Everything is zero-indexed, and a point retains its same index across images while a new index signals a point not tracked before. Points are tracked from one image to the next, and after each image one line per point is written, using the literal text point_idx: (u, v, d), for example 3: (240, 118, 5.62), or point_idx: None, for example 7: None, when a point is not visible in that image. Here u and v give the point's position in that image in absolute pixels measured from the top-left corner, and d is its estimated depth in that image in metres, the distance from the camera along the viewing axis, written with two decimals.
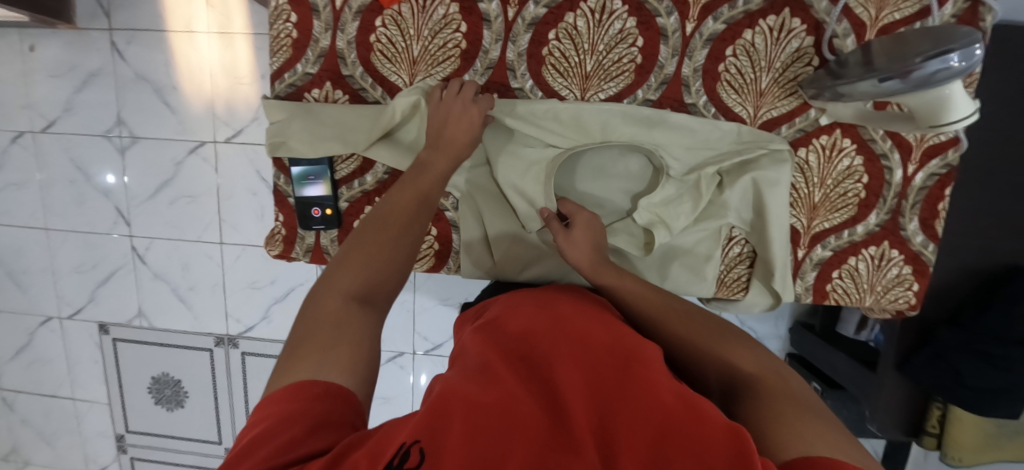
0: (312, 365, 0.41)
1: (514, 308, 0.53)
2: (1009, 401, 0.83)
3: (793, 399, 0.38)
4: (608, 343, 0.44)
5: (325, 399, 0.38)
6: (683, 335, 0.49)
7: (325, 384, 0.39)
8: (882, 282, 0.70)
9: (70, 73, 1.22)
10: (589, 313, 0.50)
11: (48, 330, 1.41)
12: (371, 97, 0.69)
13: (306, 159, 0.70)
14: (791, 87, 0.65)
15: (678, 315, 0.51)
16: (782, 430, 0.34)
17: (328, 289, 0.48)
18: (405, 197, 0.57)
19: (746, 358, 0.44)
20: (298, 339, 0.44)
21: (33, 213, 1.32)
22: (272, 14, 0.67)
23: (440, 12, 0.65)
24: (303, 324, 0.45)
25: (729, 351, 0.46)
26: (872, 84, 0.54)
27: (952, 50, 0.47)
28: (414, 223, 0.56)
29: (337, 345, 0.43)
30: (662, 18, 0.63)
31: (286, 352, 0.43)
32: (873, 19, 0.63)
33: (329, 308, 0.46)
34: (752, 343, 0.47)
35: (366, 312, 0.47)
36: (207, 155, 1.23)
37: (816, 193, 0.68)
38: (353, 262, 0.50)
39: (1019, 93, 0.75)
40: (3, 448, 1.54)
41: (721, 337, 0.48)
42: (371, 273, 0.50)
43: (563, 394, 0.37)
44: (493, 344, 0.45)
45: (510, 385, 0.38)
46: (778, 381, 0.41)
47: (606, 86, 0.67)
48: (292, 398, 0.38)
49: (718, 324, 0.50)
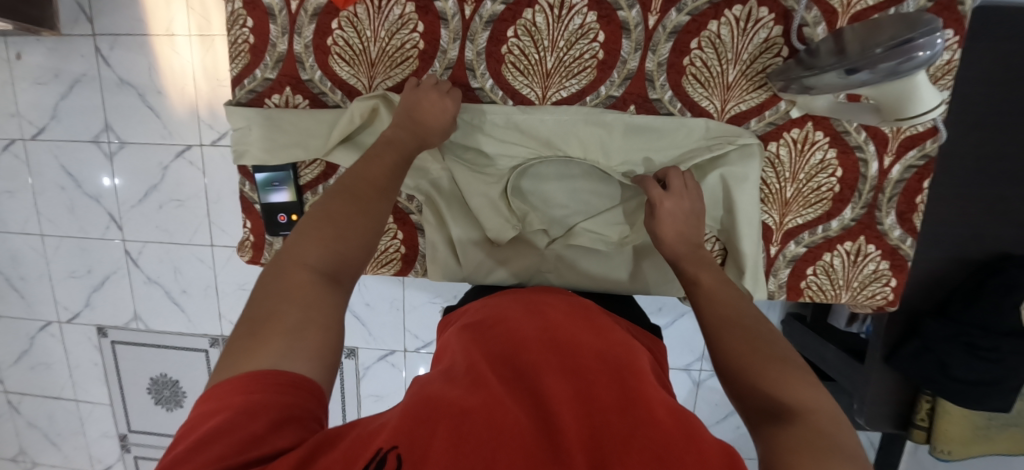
0: (274, 352, 0.37)
1: (503, 315, 0.52)
2: (998, 394, 0.81)
3: (841, 447, 0.30)
4: (595, 354, 0.44)
5: (285, 392, 0.35)
6: (729, 355, 0.42)
7: (291, 374, 0.37)
8: (858, 277, 0.68)
9: (56, 80, 1.23)
10: (577, 321, 0.50)
11: (47, 334, 1.44)
12: (331, 101, 0.68)
13: (269, 165, 0.69)
14: (759, 80, 0.63)
15: (738, 330, 0.43)
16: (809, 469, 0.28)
17: (293, 259, 0.43)
18: (374, 169, 0.53)
19: (802, 393, 0.36)
20: (258, 318, 0.40)
21: (27, 220, 1.34)
22: (229, 19, 0.66)
23: (396, 12, 0.63)
24: (264, 302, 0.41)
25: (785, 382, 0.37)
26: (838, 76, 0.52)
27: (914, 39, 0.45)
28: (385, 194, 0.51)
29: (305, 329, 0.39)
30: (624, 11, 0.61)
31: (243, 332, 0.39)
32: (845, 5, 0.60)
33: (294, 284, 0.42)
34: (815, 379, 0.38)
35: (335, 291, 0.44)
36: (193, 159, 1.23)
37: (788, 188, 0.66)
38: (319, 232, 0.45)
39: (1007, 75, 0.72)
40: (11, 449, 1.59)
41: (782, 364, 0.39)
42: (340, 246, 0.45)
43: (552, 405, 0.37)
44: (481, 352, 0.45)
45: (498, 394, 0.37)
46: (830, 421, 0.33)
47: (568, 84, 0.65)
48: (252, 388, 0.35)
49: (781, 350, 0.41)
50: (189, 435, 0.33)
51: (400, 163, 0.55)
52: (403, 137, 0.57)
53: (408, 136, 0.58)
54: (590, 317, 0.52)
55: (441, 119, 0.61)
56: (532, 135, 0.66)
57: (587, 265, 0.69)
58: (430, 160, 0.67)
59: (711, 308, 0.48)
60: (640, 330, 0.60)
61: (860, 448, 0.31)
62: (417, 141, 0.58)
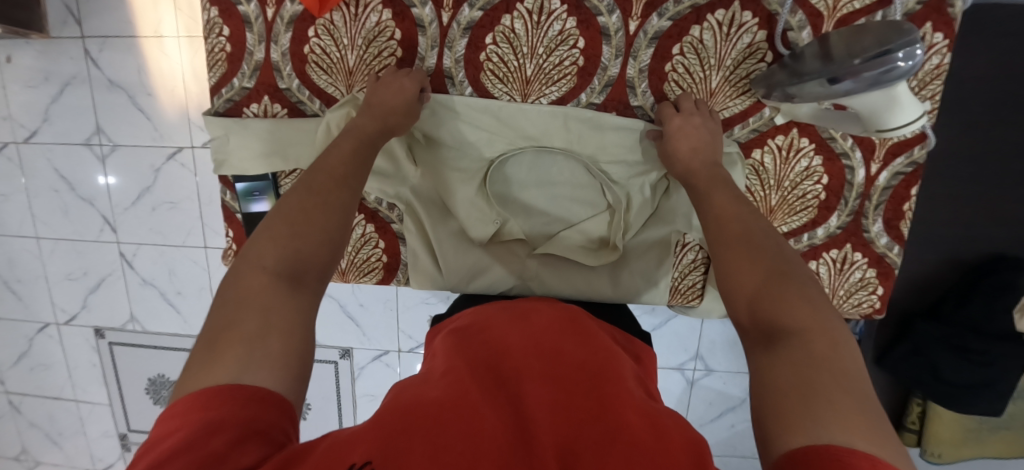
0: (234, 362, 0.35)
1: (489, 323, 0.51)
2: (990, 397, 0.80)
3: (840, 378, 0.32)
4: (578, 361, 0.44)
5: (250, 404, 0.33)
6: (735, 286, 0.42)
7: (251, 386, 0.34)
8: (844, 286, 0.68)
9: (45, 83, 1.21)
10: (561, 327, 0.50)
11: (46, 336, 1.45)
12: (309, 110, 0.67)
13: (250, 175, 0.68)
14: (743, 86, 0.62)
15: (748, 249, 0.44)
16: (797, 421, 0.30)
17: (250, 264, 0.42)
18: (331, 165, 0.52)
19: (799, 314, 0.36)
20: (216, 330, 0.38)
21: (22, 223, 1.34)
22: (206, 27, 0.65)
23: (372, 19, 0.62)
24: (222, 312, 0.39)
25: (784, 304, 0.38)
26: (819, 85, 0.51)
27: (892, 51, 0.45)
28: (344, 187, 0.51)
29: (266, 334, 0.38)
30: (604, 16, 0.60)
31: (203, 345, 0.37)
32: (831, 9, 0.58)
33: (252, 288, 0.40)
34: (819, 295, 0.38)
35: (297, 293, 0.42)
36: (184, 161, 1.22)
37: (773, 196, 0.65)
38: (276, 234, 0.44)
39: (1002, 75, 0.70)
40: (14, 448, 1.61)
41: (785, 281, 0.39)
42: (299, 244, 0.44)
43: (531, 414, 0.37)
44: (464, 356, 0.44)
45: (478, 400, 0.37)
46: (827, 344, 0.34)
47: (548, 91, 0.64)
48: (210, 403, 0.32)
49: (787, 268, 0.41)
50: (144, 457, 0.30)
51: (360, 149, 0.55)
52: (365, 123, 0.57)
53: (372, 122, 0.57)
54: (575, 324, 0.52)
55: (413, 109, 0.60)
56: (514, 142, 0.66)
57: (568, 272, 0.68)
58: (408, 167, 0.68)
59: (717, 227, 0.48)
60: (626, 336, 0.59)
61: (857, 371, 0.33)
62: (379, 123, 0.58)
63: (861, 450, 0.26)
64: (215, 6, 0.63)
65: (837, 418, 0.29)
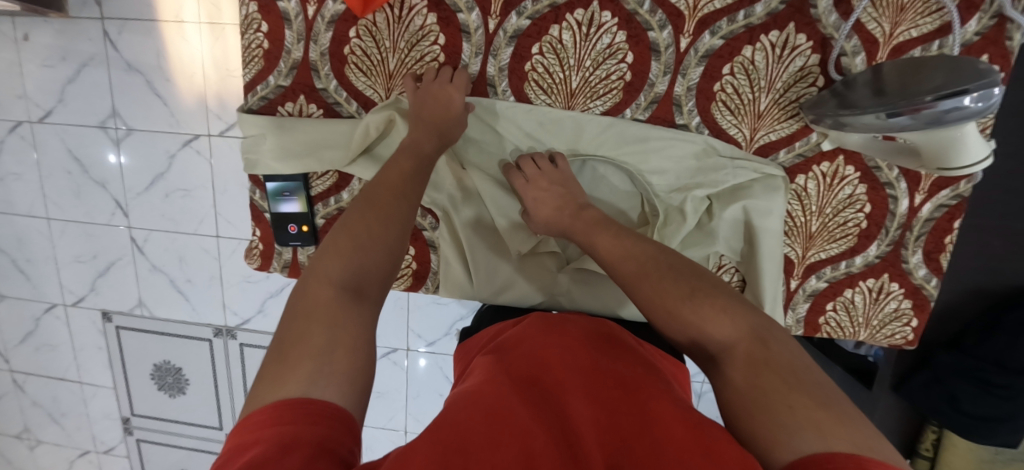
0: (303, 378, 0.34)
1: (523, 335, 0.50)
2: (1007, 431, 0.78)
3: (795, 378, 0.34)
4: (618, 376, 0.43)
5: (319, 422, 0.31)
6: (650, 301, 0.43)
7: (321, 403, 0.32)
8: (879, 316, 0.67)
9: (62, 63, 1.11)
10: (599, 341, 0.48)
11: (53, 317, 1.38)
12: (346, 111, 0.66)
13: (281, 175, 0.67)
14: (792, 109, 0.61)
15: (650, 277, 0.44)
16: (778, 437, 0.31)
17: (317, 277, 0.42)
18: (392, 176, 0.52)
19: (719, 323, 0.39)
20: (284, 344, 0.37)
21: (33, 204, 1.25)
22: (243, 23, 0.64)
23: (416, 23, 0.61)
24: (289, 329, 0.38)
25: (700, 315, 0.40)
26: (877, 118, 0.50)
27: (968, 91, 0.43)
28: (402, 200, 0.50)
29: (334, 349, 0.36)
30: (654, 32, 0.59)
31: (273, 357, 0.36)
32: (887, 36, 0.57)
33: (316, 304, 0.39)
34: (730, 297, 0.41)
35: (358, 308, 0.41)
36: (200, 149, 1.13)
37: (813, 222, 0.64)
38: (340, 246, 0.44)
39: None
40: (17, 426, 1.57)
41: (695, 294, 0.41)
42: (362, 256, 0.44)
43: (574, 429, 0.36)
44: (502, 372, 0.43)
45: (522, 420, 0.36)
46: (759, 348, 0.37)
47: (592, 105, 0.63)
48: (285, 419, 0.30)
49: (695, 271, 0.44)
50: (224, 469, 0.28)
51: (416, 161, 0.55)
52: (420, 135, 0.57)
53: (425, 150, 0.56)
54: (612, 336, 0.51)
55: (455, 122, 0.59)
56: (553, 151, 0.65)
57: (597, 289, 0.67)
58: (446, 174, 0.66)
59: (617, 263, 0.48)
60: (667, 356, 0.57)
61: (795, 363, 0.36)
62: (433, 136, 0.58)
63: (843, 452, 0.28)
64: (255, 1, 0.62)
65: (809, 425, 0.30)
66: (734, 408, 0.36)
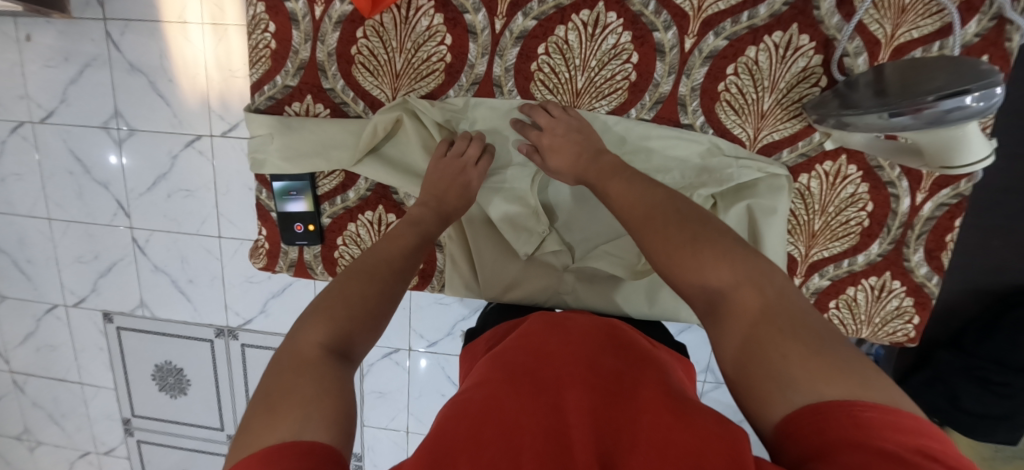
0: (291, 422, 0.33)
1: (527, 331, 0.52)
2: (1009, 429, 0.80)
3: (792, 323, 0.34)
4: (614, 368, 0.44)
5: (304, 457, 0.30)
6: (654, 249, 0.42)
7: (308, 442, 0.32)
8: (881, 313, 0.68)
9: (64, 63, 1.11)
10: (599, 335, 0.50)
11: (54, 317, 1.38)
12: (352, 111, 0.66)
13: (288, 174, 0.68)
14: (794, 109, 0.61)
15: (651, 225, 0.43)
16: (772, 391, 0.32)
17: (302, 340, 0.40)
18: (382, 244, 0.52)
19: (721, 271, 0.38)
20: (271, 394, 0.36)
21: (34, 204, 1.25)
22: (251, 23, 0.64)
23: (423, 23, 0.61)
24: (275, 382, 0.37)
25: (701, 263, 0.39)
26: (879, 118, 0.50)
27: (970, 90, 0.44)
28: (400, 277, 0.50)
29: (319, 401, 0.35)
30: (659, 32, 0.59)
31: (257, 408, 0.35)
32: (889, 37, 0.58)
33: (301, 361, 0.38)
34: (732, 240, 0.40)
35: (344, 369, 0.39)
36: (203, 149, 1.13)
37: (816, 221, 0.65)
38: (332, 313, 0.42)
39: None
40: (16, 427, 1.57)
41: (694, 240, 0.40)
42: (352, 320, 0.43)
43: (569, 417, 0.37)
44: (499, 368, 0.44)
45: (512, 415, 0.37)
46: (756, 295, 0.36)
47: (598, 105, 0.63)
48: (270, 461, 0.29)
49: (702, 217, 0.42)
50: None
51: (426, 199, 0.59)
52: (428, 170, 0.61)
53: (428, 211, 0.58)
54: (614, 332, 0.52)
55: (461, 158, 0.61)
56: None
57: (602, 287, 0.68)
58: None
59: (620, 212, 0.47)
60: (672, 352, 0.58)
61: (792, 310, 0.35)
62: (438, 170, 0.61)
63: (835, 400, 0.29)
64: (263, 2, 0.63)
65: (802, 376, 0.31)
66: (731, 367, 0.36)
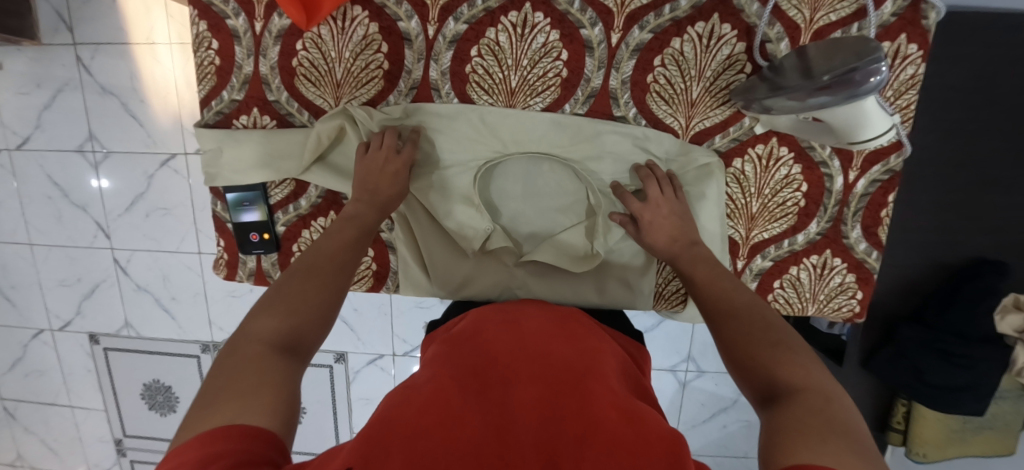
0: (230, 410, 0.33)
1: (481, 327, 0.50)
2: (974, 400, 0.79)
3: (832, 420, 0.32)
4: (563, 361, 0.43)
5: (244, 439, 0.31)
6: (735, 343, 0.44)
7: (247, 425, 0.32)
8: (825, 290, 0.69)
9: (37, 90, 1.13)
10: (552, 330, 0.49)
11: (41, 342, 1.39)
12: (298, 121, 0.68)
13: (240, 186, 0.70)
14: (723, 96, 0.63)
15: (737, 320, 0.46)
16: (793, 447, 0.30)
17: (246, 338, 0.41)
18: (330, 247, 0.54)
19: (797, 374, 0.38)
20: (216, 385, 0.36)
21: (15, 230, 1.27)
22: (195, 41, 0.66)
23: (359, 33, 0.63)
24: (219, 376, 0.37)
25: (782, 365, 0.39)
26: (795, 100, 0.52)
27: (857, 68, 0.46)
28: (341, 269, 0.52)
29: (258, 391, 0.36)
30: (586, 29, 0.61)
31: (202, 398, 0.35)
32: (808, 21, 0.60)
33: (248, 358, 0.39)
34: (812, 360, 0.40)
35: (290, 364, 0.40)
36: (177, 168, 1.15)
37: (753, 203, 0.67)
38: (275, 310, 0.44)
39: (991, 81, 0.70)
40: (10, 454, 1.58)
41: (779, 346, 0.41)
42: (298, 319, 0.44)
43: (516, 414, 0.36)
44: (448, 363, 0.43)
45: (460, 408, 0.36)
46: (821, 398, 0.35)
47: (533, 102, 0.65)
48: (209, 440, 0.30)
49: (776, 326, 0.44)
50: None
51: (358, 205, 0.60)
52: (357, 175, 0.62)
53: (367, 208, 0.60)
54: (563, 322, 0.51)
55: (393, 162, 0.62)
56: (497, 140, 0.67)
57: (552, 281, 0.68)
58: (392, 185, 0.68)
59: (710, 302, 0.50)
60: (623, 336, 0.60)
61: (856, 422, 0.33)
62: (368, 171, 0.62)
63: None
64: (205, 20, 0.65)
65: (830, 449, 0.28)
66: (767, 437, 0.33)
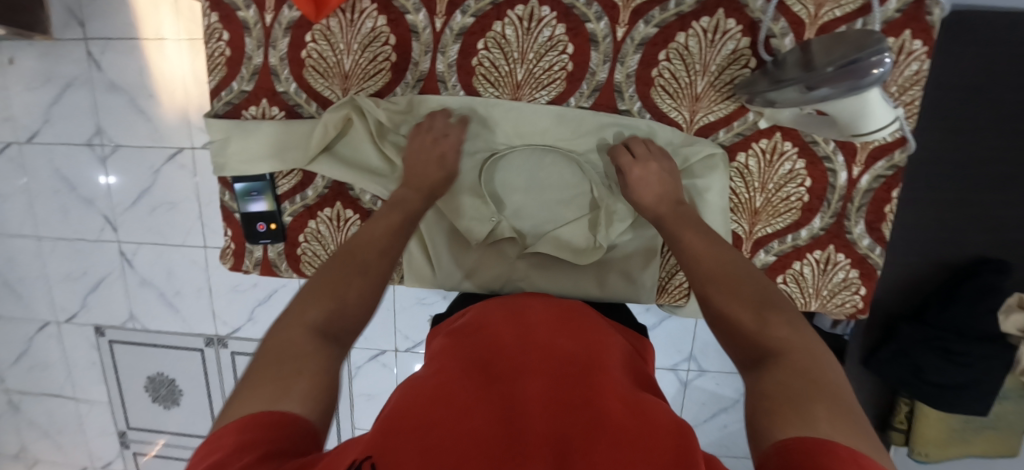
0: (271, 395, 0.34)
1: (485, 319, 0.49)
2: (976, 399, 0.78)
3: (821, 384, 0.33)
4: (570, 353, 0.42)
5: (282, 430, 0.32)
6: (721, 305, 0.44)
7: (284, 414, 0.33)
8: (828, 286, 0.69)
9: (48, 85, 1.15)
10: (556, 321, 0.47)
11: (46, 335, 1.40)
12: (306, 112, 0.69)
13: (248, 176, 0.71)
14: (727, 91, 0.63)
15: (723, 283, 0.45)
16: (784, 418, 0.31)
17: (294, 318, 0.42)
18: (376, 231, 0.54)
19: (780, 336, 0.38)
20: (260, 365, 0.37)
21: (24, 223, 1.29)
22: (206, 33, 0.67)
23: (368, 25, 0.64)
24: (265, 354, 0.38)
25: (766, 326, 0.39)
26: (798, 92, 0.52)
27: (859, 59, 0.46)
28: (383, 255, 0.52)
29: (299, 375, 0.37)
30: (592, 23, 0.62)
31: (247, 377, 0.36)
32: (813, 16, 0.60)
33: (292, 339, 0.40)
34: (797, 318, 0.40)
35: (331, 347, 0.41)
36: (184, 162, 1.16)
37: (757, 198, 0.67)
38: (322, 292, 0.44)
39: (995, 79, 0.70)
40: (14, 446, 1.59)
41: (765, 306, 0.41)
42: (341, 303, 0.45)
43: (524, 406, 0.35)
44: (453, 356, 0.42)
45: (467, 403, 0.35)
46: (808, 359, 0.35)
47: (538, 95, 0.66)
48: (248, 427, 0.31)
49: (763, 288, 0.44)
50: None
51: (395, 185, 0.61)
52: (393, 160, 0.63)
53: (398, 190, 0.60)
54: (568, 314, 0.50)
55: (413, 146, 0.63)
56: (503, 132, 0.67)
57: (556, 273, 0.69)
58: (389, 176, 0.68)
59: (697, 266, 0.49)
60: (627, 330, 0.59)
61: (839, 382, 0.34)
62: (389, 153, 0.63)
63: (842, 443, 0.27)
64: (216, 12, 0.66)
65: (821, 417, 0.30)
66: (754, 405, 0.34)
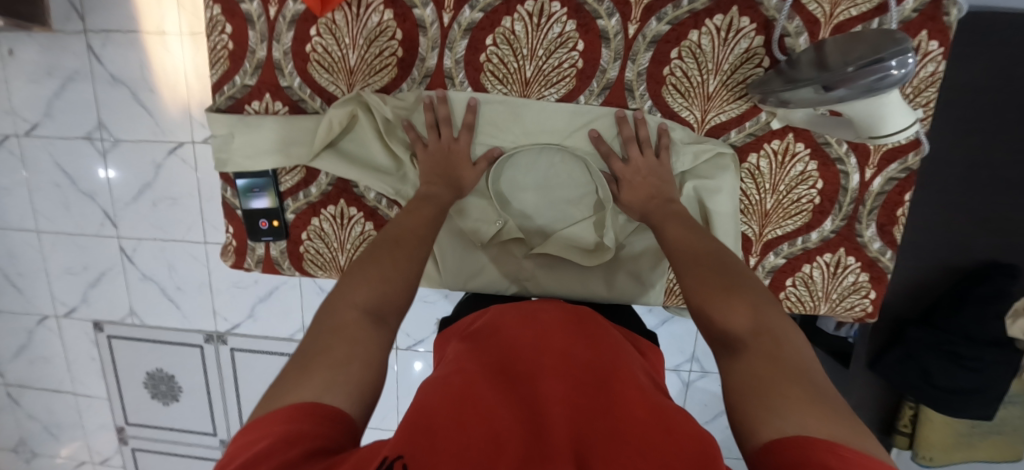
0: (318, 384, 0.34)
1: (498, 320, 0.48)
2: (982, 404, 0.78)
3: (793, 370, 0.33)
4: (589, 356, 0.41)
5: (327, 423, 0.32)
6: (692, 285, 0.44)
7: (328, 406, 0.33)
8: (838, 290, 0.69)
9: (47, 77, 1.13)
10: (572, 322, 0.46)
11: (45, 329, 1.39)
12: (310, 108, 0.68)
13: (250, 172, 0.70)
14: (739, 90, 0.62)
15: (697, 265, 0.46)
16: (762, 414, 0.31)
17: (342, 301, 0.42)
18: (413, 220, 0.53)
19: (746, 316, 0.39)
20: (308, 352, 0.37)
21: (22, 216, 1.27)
22: (209, 26, 0.66)
23: (374, 20, 0.63)
24: (315, 340, 0.38)
25: (729, 305, 0.40)
26: (813, 92, 0.51)
27: (884, 59, 0.44)
28: (424, 242, 0.51)
29: (347, 364, 0.36)
30: (603, 20, 0.61)
31: (294, 364, 0.36)
32: (828, 15, 0.59)
33: (342, 325, 0.39)
34: (762, 296, 0.41)
35: (381, 334, 0.40)
36: (185, 157, 1.14)
37: (768, 200, 0.66)
38: (369, 277, 0.44)
39: (1010, 82, 0.69)
40: (13, 440, 1.58)
41: (733, 283, 0.42)
42: (389, 288, 0.44)
43: (545, 411, 0.34)
44: (469, 358, 0.41)
45: (487, 406, 0.34)
46: (771, 341, 0.36)
47: (547, 93, 0.65)
48: (294, 417, 0.31)
49: (735, 270, 0.44)
50: (232, 461, 0.29)
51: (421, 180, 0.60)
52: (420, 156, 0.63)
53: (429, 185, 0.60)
54: (582, 315, 0.49)
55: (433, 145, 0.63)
56: (510, 130, 0.66)
57: (562, 275, 0.68)
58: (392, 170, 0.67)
59: (678, 251, 0.50)
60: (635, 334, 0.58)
61: (801, 362, 0.34)
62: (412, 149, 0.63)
63: (819, 436, 0.28)
64: (219, 5, 0.64)
65: (796, 411, 0.30)
66: (732, 398, 0.35)
